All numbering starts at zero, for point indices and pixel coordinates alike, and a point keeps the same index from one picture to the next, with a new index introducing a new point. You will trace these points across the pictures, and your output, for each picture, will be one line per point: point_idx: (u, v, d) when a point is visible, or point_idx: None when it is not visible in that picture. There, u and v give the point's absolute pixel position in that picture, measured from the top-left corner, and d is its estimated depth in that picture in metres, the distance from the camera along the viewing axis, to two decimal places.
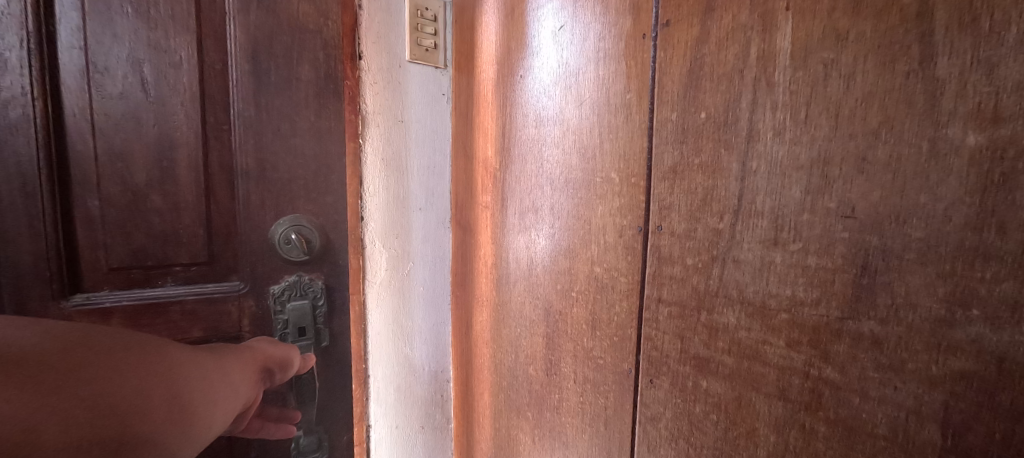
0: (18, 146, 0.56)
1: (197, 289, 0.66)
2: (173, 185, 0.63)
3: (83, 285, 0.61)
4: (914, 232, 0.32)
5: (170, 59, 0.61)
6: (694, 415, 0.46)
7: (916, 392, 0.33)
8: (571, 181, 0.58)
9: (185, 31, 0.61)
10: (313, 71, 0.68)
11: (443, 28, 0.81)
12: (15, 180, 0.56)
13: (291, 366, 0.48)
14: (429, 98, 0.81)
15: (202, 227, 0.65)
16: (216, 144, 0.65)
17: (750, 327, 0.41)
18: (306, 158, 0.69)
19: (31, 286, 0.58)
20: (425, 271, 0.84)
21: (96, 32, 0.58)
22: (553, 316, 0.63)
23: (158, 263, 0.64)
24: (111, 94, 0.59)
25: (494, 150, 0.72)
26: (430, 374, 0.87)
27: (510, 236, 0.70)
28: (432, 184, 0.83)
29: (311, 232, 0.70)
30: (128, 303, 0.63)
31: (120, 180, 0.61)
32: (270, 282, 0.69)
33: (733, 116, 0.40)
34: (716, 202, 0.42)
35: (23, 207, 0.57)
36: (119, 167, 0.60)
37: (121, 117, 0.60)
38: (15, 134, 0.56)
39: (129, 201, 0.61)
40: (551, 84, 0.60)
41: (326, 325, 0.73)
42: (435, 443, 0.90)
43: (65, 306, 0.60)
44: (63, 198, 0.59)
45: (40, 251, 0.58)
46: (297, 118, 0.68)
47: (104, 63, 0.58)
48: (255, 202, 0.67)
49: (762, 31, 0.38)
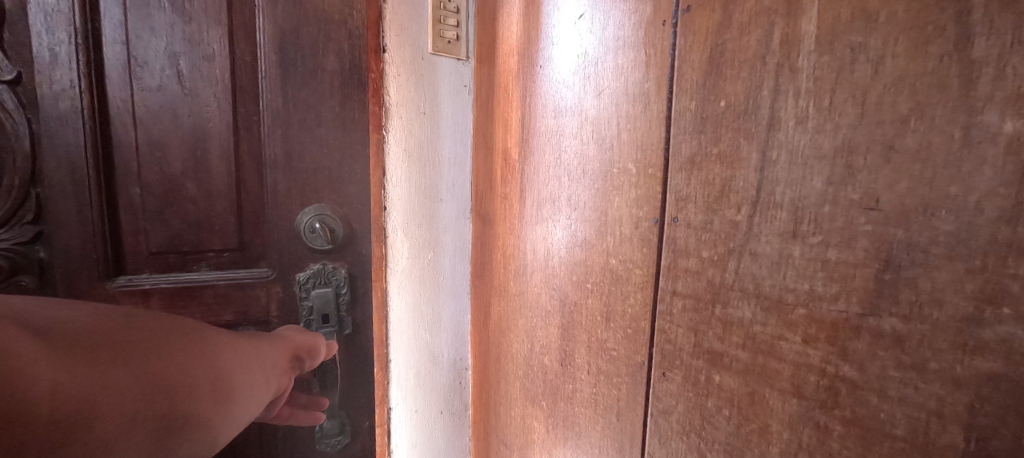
0: (67, 137, 0.59)
1: (228, 274, 0.69)
2: (206, 174, 0.65)
3: (126, 267, 0.64)
4: (942, 225, 0.30)
5: (204, 51, 0.63)
6: (706, 410, 0.45)
7: (940, 393, 0.30)
8: (588, 172, 0.58)
9: (216, 23, 0.63)
10: (338, 61, 0.70)
11: (466, 19, 0.81)
12: (66, 169, 0.59)
13: (318, 353, 0.51)
14: (452, 89, 0.81)
15: (232, 215, 0.68)
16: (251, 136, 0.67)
17: (765, 322, 0.40)
18: (331, 147, 0.71)
19: (77, 269, 0.62)
20: (446, 260, 0.85)
21: (136, 26, 0.60)
22: (568, 307, 0.63)
23: (193, 248, 0.67)
24: (150, 87, 0.62)
25: (516, 140, 0.72)
26: (450, 361, 0.88)
27: (528, 228, 0.70)
28: (454, 175, 0.83)
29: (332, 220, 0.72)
30: (166, 286, 0.66)
31: (158, 168, 0.63)
32: (296, 269, 0.72)
33: (754, 104, 0.39)
34: (734, 194, 0.41)
35: (73, 194, 0.60)
36: (157, 156, 0.63)
37: (160, 109, 0.62)
38: (64, 125, 0.59)
39: (166, 189, 0.64)
40: (571, 76, 0.60)
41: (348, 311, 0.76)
42: (453, 429, 0.91)
43: (110, 287, 0.63)
44: (108, 186, 0.62)
45: (87, 236, 0.61)
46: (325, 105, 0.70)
47: (144, 57, 0.61)
48: (282, 190, 0.69)
49: (786, 14, 0.37)
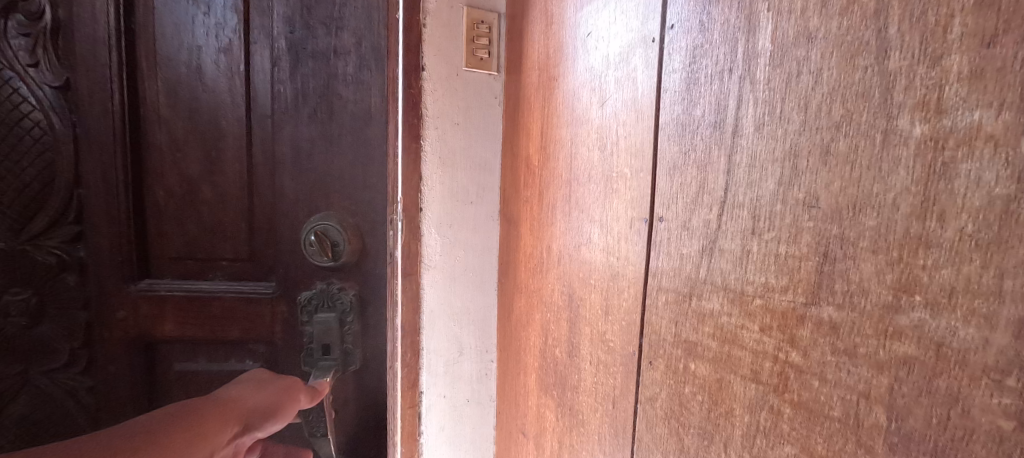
0: (101, 142, 0.89)
1: (234, 287, 0.95)
2: (219, 162, 0.92)
3: (150, 273, 0.95)
4: (868, 221, 0.32)
5: (224, 40, 0.88)
6: (683, 396, 0.48)
7: (866, 376, 0.33)
8: (593, 176, 0.64)
9: (235, 11, 0.88)
10: (339, 41, 0.90)
11: (498, 38, 0.89)
12: (107, 171, 0.90)
13: (277, 416, 0.55)
14: (483, 102, 0.90)
15: (242, 221, 0.94)
16: (265, 133, 0.91)
17: (731, 313, 0.43)
18: (329, 139, 0.92)
19: (101, 243, 0.92)
20: (474, 256, 0.94)
21: (163, 23, 0.88)
22: (576, 301, 0.69)
23: (206, 256, 0.95)
24: (176, 72, 0.89)
25: (537, 148, 0.78)
26: (477, 352, 0.98)
27: (544, 228, 0.77)
28: (483, 180, 0.93)
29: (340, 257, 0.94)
30: (178, 292, 0.94)
31: (177, 163, 0.92)
32: (299, 286, 0.95)
33: (723, 113, 0.43)
34: (708, 195, 0.45)
35: (105, 192, 0.91)
36: (178, 150, 0.91)
37: (186, 91, 0.90)
38: (93, 125, 0.89)
39: (185, 184, 0.93)
40: (580, 88, 0.66)
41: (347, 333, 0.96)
42: (480, 416, 1.00)
43: (132, 289, 0.93)
44: (136, 186, 0.92)
45: (113, 220, 0.91)
46: (343, 96, 0.91)
47: (168, 54, 0.89)
48: (288, 192, 0.93)
49: (747, 32, 0.41)
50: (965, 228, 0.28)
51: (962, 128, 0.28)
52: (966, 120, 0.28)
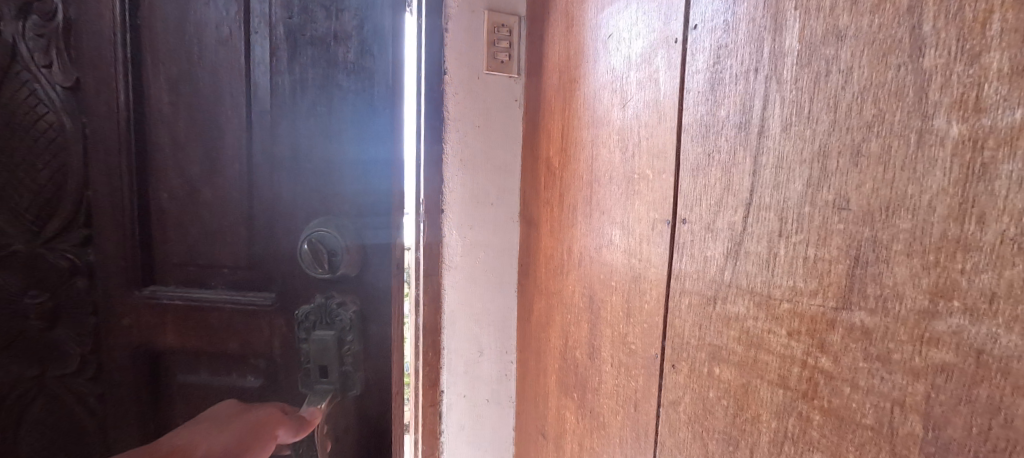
0: (104, 122, 0.64)
1: None
2: (217, 171, 0.66)
3: None
4: (901, 224, 0.31)
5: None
6: (707, 401, 0.48)
7: (901, 383, 0.32)
8: (614, 178, 0.64)
9: None
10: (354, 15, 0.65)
11: (518, 40, 0.90)
12: (121, 159, 0.64)
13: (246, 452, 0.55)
14: (503, 104, 0.91)
15: None
16: (263, 132, 0.65)
17: (757, 317, 0.42)
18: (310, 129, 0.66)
19: (110, 259, 0.67)
20: (494, 258, 0.95)
21: None
22: (596, 303, 0.69)
23: (208, 262, 0.68)
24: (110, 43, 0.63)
25: (558, 150, 0.78)
26: (497, 352, 0.98)
27: (565, 230, 0.77)
28: (504, 182, 0.93)
29: (355, 248, 0.67)
30: None
31: (175, 171, 0.66)
32: None
33: (748, 114, 0.43)
34: (733, 196, 0.44)
35: (111, 183, 0.65)
36: (175, 148, 0.65)
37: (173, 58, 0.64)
38: (106, 89, 0.64)
39: (185, 193, 0.66)
40: (601, 90, 0.66)
41: (358, 297, 0.69)
42: (499, 417, 1.00)
43: None
44: (139, 173, 0.65)
45: (119, 224, 0.66)
46: (342, 82, 0.66)
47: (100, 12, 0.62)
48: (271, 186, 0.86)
49: (773, 31, 0.40)
50: (1007, 231, 0.26)
51: (1003, 127, 0.27)
52: (1007, 119, 0.26)
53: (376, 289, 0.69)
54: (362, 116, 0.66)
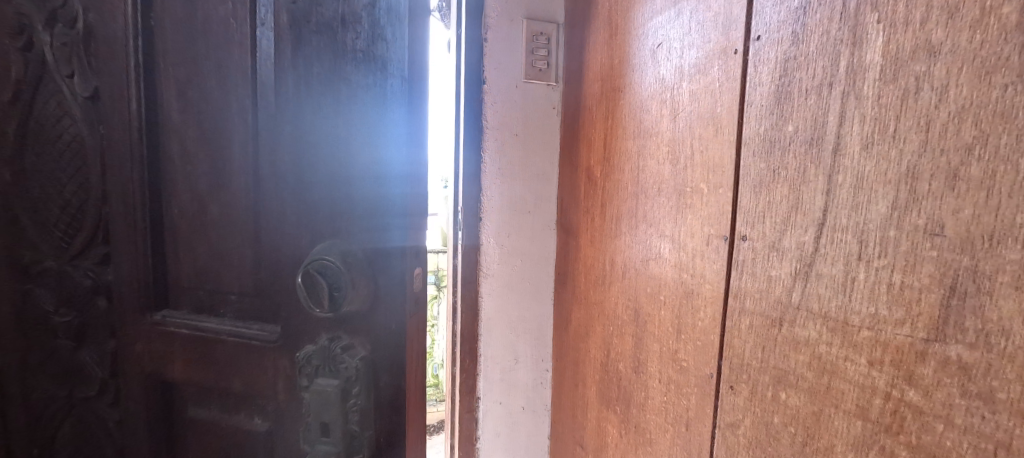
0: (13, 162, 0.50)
1: None
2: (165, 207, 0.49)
3: None
4: (1009, 254, 0.30)
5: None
6: (771, 426, 0.46)
7: (1007, 425, 0.30)
8: (663, 190, 0.62)
9: None
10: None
11: (556, 48, 0.91)
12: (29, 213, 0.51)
13: None
14: (541, 111, 0.91)
15: None
16: (268, 135, 0.46)
17: (831, 343, 0.40)
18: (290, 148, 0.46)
19: None
20: (530, 266, 0.95)
21: None
22: (641, 317, 0.67)
23: (135, 326, 0.52)
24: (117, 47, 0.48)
25: (599, 159, 0.77)
26: (532, 360, 0.97)
27: (607, 240, 0.76)
28: (540, 189, 0.93)
29: (366, 287, 0.46)
30: None
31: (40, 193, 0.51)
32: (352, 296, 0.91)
33: (822, 131, 0.41)
34: (803, 215, 0.42)
35: (128, 242, 0.50)
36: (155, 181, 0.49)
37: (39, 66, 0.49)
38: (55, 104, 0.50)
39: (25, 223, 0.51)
40: (648, 100, 0.65)
41: (361, 337, 0.48)
42: (534, 425, 0.99)
43: None
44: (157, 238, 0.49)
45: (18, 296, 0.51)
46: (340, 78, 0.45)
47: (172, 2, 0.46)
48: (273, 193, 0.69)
49: (851, 44, 0.38)
50: None
51: None
52: None
53: (380, 336, 0.48)
54: (370, 116, 0.46)
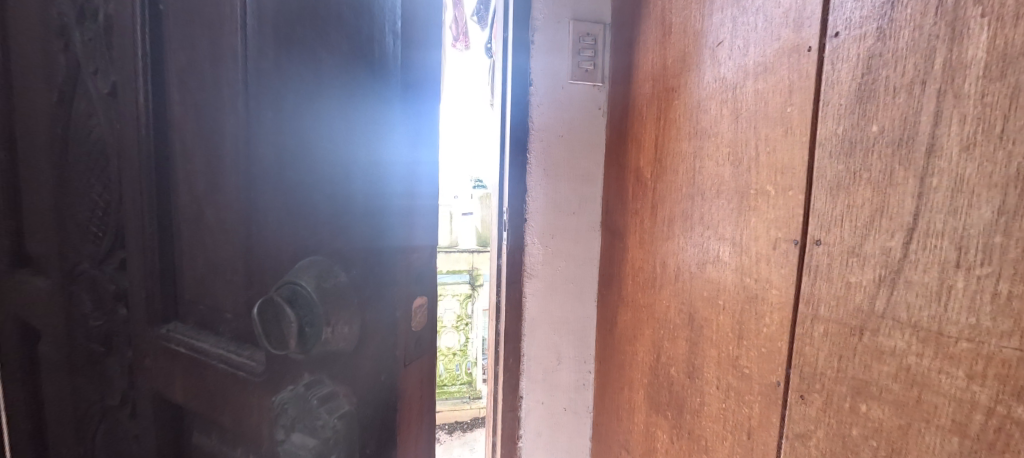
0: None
1: None
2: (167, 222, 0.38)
3: None
4: None
5: None
6: (849, 438, 0.44)
7: None
8: (723, 191, 0.60)
9: None
10: None
11: (603, 48, 0.90)
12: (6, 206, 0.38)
13: None
14: (586, 113, 0.91)
15: None
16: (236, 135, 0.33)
17: (921, 354, 0.39)
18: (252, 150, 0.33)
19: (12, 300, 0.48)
20: (574, 267, 0.94)
21: None
22: (697, 321, 0.66)
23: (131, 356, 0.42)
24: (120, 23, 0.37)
25: (649, 160, 0.76)
26: (575, 361, 0.97)
27: (658, 243, 0.74)
28: (585, 190, 0.93)
29: (354, 320, 0.34)
30: None
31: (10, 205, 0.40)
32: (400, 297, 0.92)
33: (912, 131, 0.39)
34: (889, 220, 0.40)
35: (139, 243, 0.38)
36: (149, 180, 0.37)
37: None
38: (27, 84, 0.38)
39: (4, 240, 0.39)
40: (707, 99, 0.63)
41: (348, 387, 0.35)
42: (576, 427, 0.99)
43: None
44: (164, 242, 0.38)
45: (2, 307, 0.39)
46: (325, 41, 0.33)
47: None
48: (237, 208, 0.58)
49: (949, 40, 0.36)
50: None
51: None
52: None
53: (372, 382, 0.36)
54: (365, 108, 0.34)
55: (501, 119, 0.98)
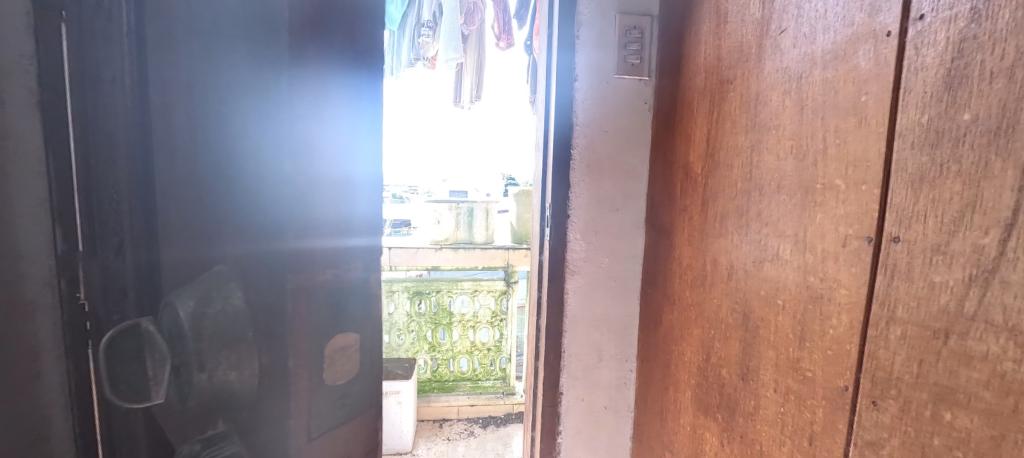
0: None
1: None
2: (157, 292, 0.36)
3: None
4: None
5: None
6: (931, 448, 0.42)
7: None
8: (783, 186, 0.58)
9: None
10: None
11: (650, 41, 0.88)
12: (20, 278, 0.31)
13: None
14: (632, 107, 0.89)
15: None
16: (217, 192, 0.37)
17: (1019, 360, 0.36)
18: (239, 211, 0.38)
19: None
20: (617, 264, 0.93)
21: None
22: (752, 321, 0.63)
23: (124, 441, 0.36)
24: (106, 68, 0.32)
25: (700, 155, 0.74)
26: (616, 360, 0.96)
27: (708, 240, 0.72)
28: (629, 186, 0.91)
29: (245, 365, 0.40)
30: None
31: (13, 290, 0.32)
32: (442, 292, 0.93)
33: (1012, 119, 0.36)
34: (984, 215, 0.38)
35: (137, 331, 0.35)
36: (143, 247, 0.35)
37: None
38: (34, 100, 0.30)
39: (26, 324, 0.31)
40: (767, 90, 0.60)
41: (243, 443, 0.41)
42: (616, 426, 0.97)
43: None
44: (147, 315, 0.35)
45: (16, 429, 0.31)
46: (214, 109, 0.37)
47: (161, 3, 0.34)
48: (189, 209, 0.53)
49: None
50: None
51: None
52: None
53: (276, 430, 0.42)
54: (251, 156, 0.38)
55: (544, 115, 0.97)
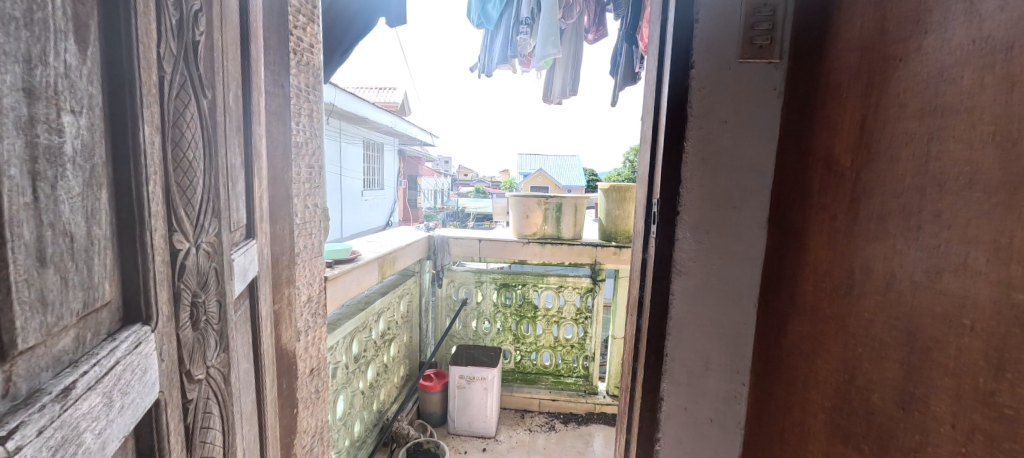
0: None
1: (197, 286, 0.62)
2: None
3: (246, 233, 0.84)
4: None
5: None
6: None
7: None
8: (975, 180, 0.50)
9: None
10: None
11: (785, 21, 0.77)
12: None
13: None
14: (757, 95, 0.79)
15: None
16: None
17: None
18: None
19: None
20: (732, 268, 0.84)
21: None
22: (921, 341, 0.54)
23: None
24: None
25: (849, 148, 0.63)
26: (727, 371, 0.87)
27: (857, 244, 0.62)
28: (749, 182, 0.81)
29: None
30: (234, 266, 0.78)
31: None
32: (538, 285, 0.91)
33: None
34: None
35: None
36: None
37: None
38: None
39: None
40: (953, 69, 0.52)
41: None
42: (723, 442, 0.89)
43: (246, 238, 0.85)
44: None
45: None
46: None
47: None
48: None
49: None
50: None
51: None
52: None
53: None
54: None
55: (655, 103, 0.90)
